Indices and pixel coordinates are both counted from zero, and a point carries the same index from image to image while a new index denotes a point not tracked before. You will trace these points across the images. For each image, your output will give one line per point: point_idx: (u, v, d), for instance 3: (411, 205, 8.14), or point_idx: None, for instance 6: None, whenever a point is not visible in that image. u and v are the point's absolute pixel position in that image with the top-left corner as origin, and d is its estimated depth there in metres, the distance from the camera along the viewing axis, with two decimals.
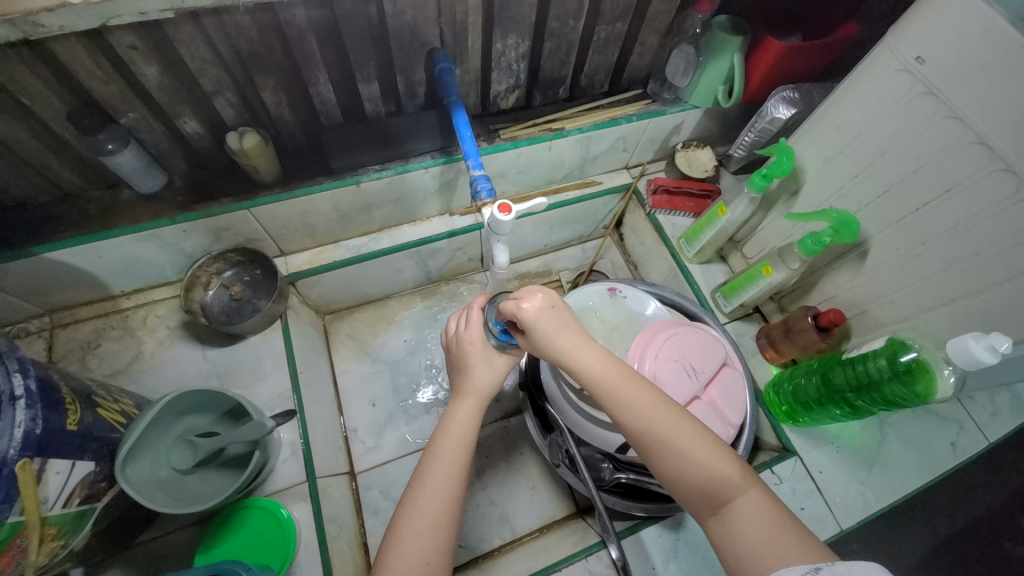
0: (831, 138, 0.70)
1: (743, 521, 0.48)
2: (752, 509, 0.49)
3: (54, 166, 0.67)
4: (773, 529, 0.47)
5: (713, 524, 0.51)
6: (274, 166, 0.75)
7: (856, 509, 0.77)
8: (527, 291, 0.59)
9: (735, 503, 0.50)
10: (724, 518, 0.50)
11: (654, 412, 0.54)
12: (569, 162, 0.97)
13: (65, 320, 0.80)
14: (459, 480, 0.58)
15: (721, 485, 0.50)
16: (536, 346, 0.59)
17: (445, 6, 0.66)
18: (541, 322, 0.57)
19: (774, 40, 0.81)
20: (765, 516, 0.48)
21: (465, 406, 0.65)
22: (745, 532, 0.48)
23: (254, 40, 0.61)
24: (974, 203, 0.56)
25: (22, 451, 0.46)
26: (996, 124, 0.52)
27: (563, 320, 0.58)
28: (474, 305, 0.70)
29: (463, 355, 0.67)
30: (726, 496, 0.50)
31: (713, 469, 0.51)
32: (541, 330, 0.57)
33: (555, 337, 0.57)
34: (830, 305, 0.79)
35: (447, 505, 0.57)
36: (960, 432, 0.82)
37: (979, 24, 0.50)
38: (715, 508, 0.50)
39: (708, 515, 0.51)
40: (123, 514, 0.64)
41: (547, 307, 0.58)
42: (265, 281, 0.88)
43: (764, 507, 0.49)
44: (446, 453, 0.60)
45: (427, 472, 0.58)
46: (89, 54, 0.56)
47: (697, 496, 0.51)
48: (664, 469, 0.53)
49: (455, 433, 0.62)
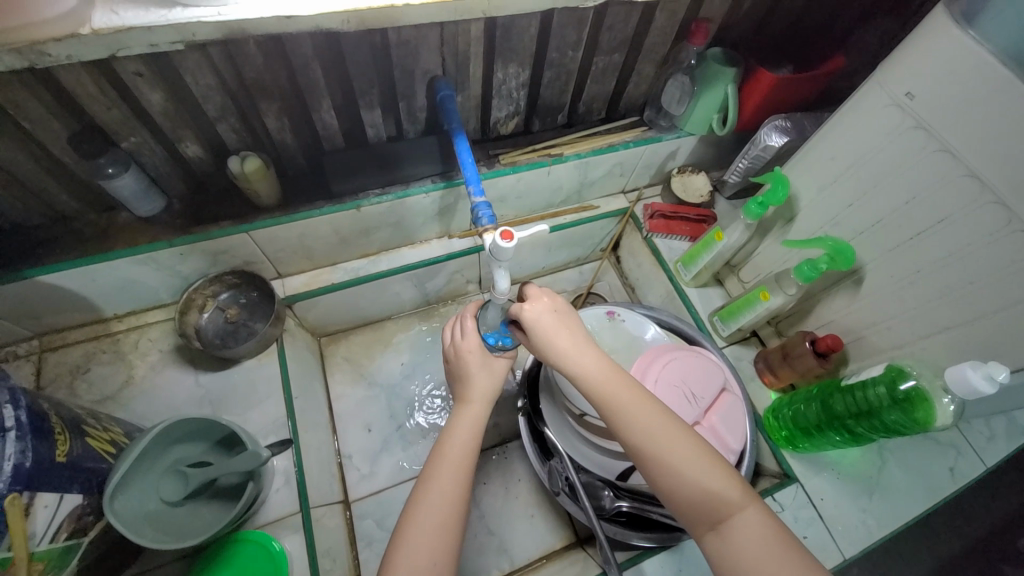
0: (825, 167, 0.72)
1: (741, 537, 0.48)
2: (750, 526, 0.49)
3: (52, 189, 0.67)
4: (772, 548, 0.47)
5: (710, 542, 0.50)
6: (274, 190, 0.75)
7: (859, 537, 0.76)
8: (532, 293, 0.62)
9: (736, 520, 0.49)
10: (722, 535, 0.49)
11: (653, 421, 0.54)
12: (568, 186, 0.98)
13: (55, 343, 0.78)
14: (464, 482, 0.58)
15: (720, 500, 0.50)
16: (537, 348, 0.60)
17: (448, 37, 0.68)
18: (542, 323, 0.59)
19: (767, 73, 0.83)
20: (763, 534, 0.48)
21: (469, 412, 0.64)
22: (743, 549, 0.48)
23: (260, 68, 0.61)
24: (967, 234, 0.58)
25: (11, 485, 0.44)
26: (986, 159, 0.54)
27: (565, 322, 0.60)
28: (467, 313, 0.70)
29: (462, 364, 0.67)
30: (725, 512, 0.50)
31: (713, 484, 0.51)
32: (542, 331, 0.59)
33: (555, 339, 0.59)
34: (827, 330, 0.80)
35: (453, 508, 0.56)
36: (957, 458, 0.82)
37: (967, 63, 0.52)
38: (713, 525, 0.50)
39: (706, 532, 0.50)
40: (109, 549, 0.61)
41: (549, 309, 0.61)
42: (262, 304, 0.87)
43: (763, 525, 0.49)
44: (454, 455, 0.60)
45: (433, 473, 0.58)
46: (94, 79, 0.56)
47: (694, 511, 0.51)
48: (661, 482, 0.52)
49: (462, 436, 0.62)
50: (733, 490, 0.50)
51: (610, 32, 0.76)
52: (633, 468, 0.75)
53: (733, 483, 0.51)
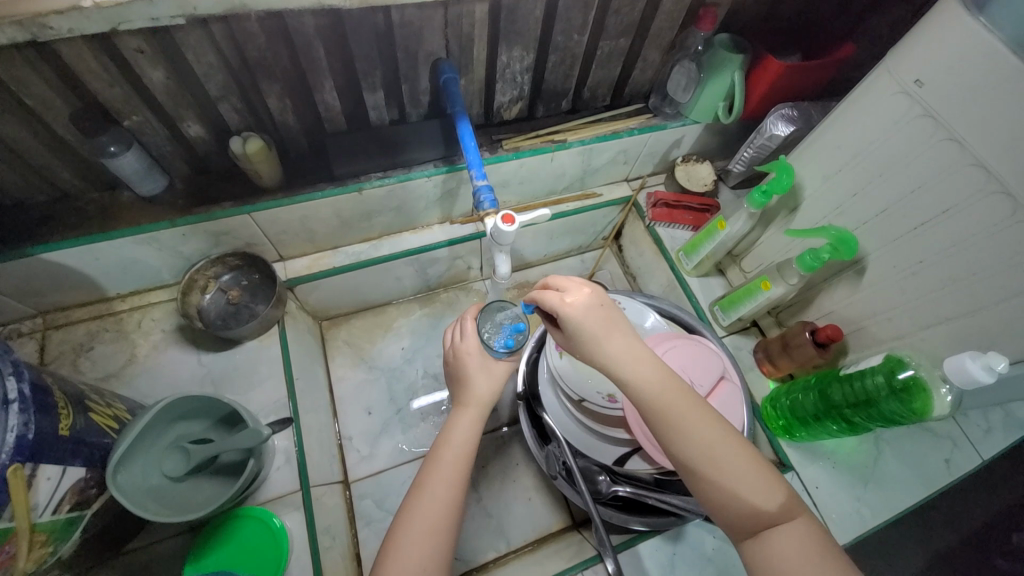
0: (831, 156, 0.71)
1: (783, 544, 0.49)
2: (792, 533, 0.49)
3: (54, 166, 0.67)
4: (815, 557, 0.47)
5: (749, 546, 0.51)
6: (276, 172, 0.75)
7: (853, 525, 0.77)
8: (574, 286, 0.59)
9: (778, 528, 0.49)
10: (762, 540, 0.50)
11: (701, 426, 0.53)
12: (571, 173, 0.98)
13: (59, 321, 0.79)
14: (458, 486, 0.59)
15: (764, 508, 0.50)
16: (578, 344, 0.58)
17: (451, 18, 0.67)
18: (587, 319, 0.56)
19: (774, 60, 0.82)
20: (805, 541, 0.49)
21: (466, 416, 0.64)
22: (786, 557, 0.48)
23: (262, 47, 0.61)
24: (970, 224, 0.57)
25: (14, 456, 0.45)
26: (994, 147, 0.53)
27: (610, 318, 0.57)
28: (467, 316, 0.70)
29: (462, 366, 0.67)
30: (768, 518, 0.50)
31: (757, 491, 0.50)
32: (587, 328, 0.56)
33: (600, 336, 0.56)
34: (827, 320, 0.80)
35: (447, 512, 0.57)
36: (954, 449, 0.82)
37: (978, 49, 0.51)
38: (754, 529, 0.50)
39: (744, 534, 0.51)
40: (113, 521, 0.62)
41: (594, 304, 0.58)
42: (263, 286, 0.87)
43: (805, 532, 0.49)
44: (447, 460, 0.60)
45: (429, 478, 0.59)
46: (94, 55, 0.56)
47: (737, 515, 0.51)
48: (704, 487, 0.52)
49: (458, 442, 0.62)
50: (776, 497, 0.50)
51: (617, 15, 0.75)
52: (631, 453, 0.76)
53: (777, 490, 0.51)
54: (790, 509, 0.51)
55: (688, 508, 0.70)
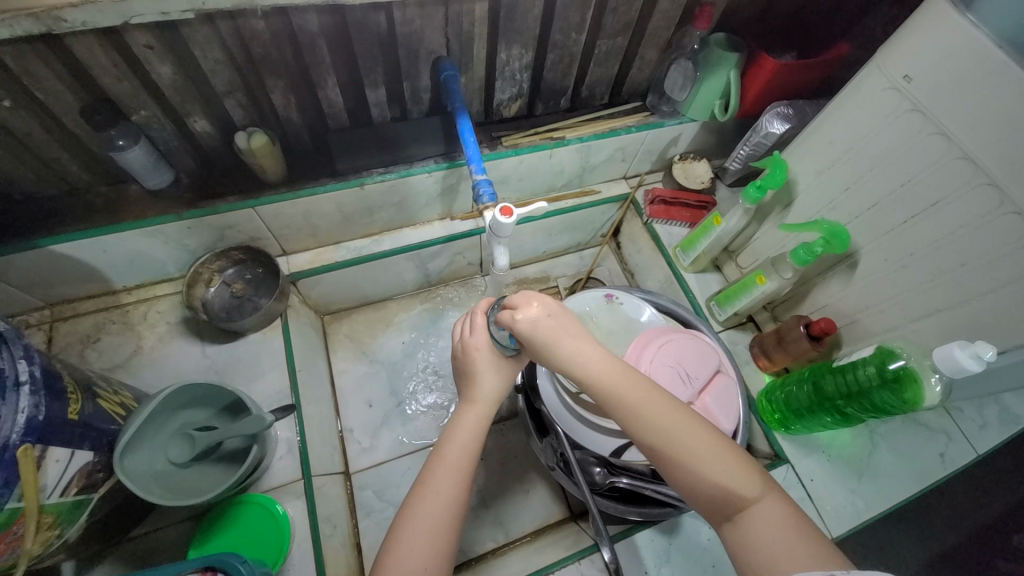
0: (824, 152, 0.72)
1: (755, 527, 0.49)
2: (767, 516, 0.49)
3: (64, 160, 0.69)
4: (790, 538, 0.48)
5: (726, 530, 0.52)
6: (280, 166, 0.76)
7: (846, 517, 0.78)
8: (523, 299, 0.58)
9: (750, 511, 0.50)
10: (739, 525, 0.50)
11: (667, 421, 0.53)
12: (569, 171, 0.99)
13: (66, 313, 0.81)
14: (460, 486, 0.59)
15: (736, 493, 0.50)
16: (536, 354, 0.58)
17: (452, 17, 0.69)
18: (541, 331, 0.57)
19: (769, 59, 0.83)
20: (781, 523, 0.49)
21: (471, 414, 0.65)
22: (762, 540, 0.49)
23: (267, 44, 0.63)
24: (958, 216, 0.59)
25: (24, 437, 0.46)
26: (980, 140, 0.54)
27: (564, 326, 0.58)
28: (478, 309, 0.69)
29: (470, 362, 0.67)
30: (741, 503, 0.50)
31: (729, 478, 0.51)
32: (542, 340, 0.56)
33: (556, 345, 0.56)
34: (821, 314, 0.81)
35: (450, 512, 0.57)
36: (948, 444, 0.83)
37: (965, 45, 0.53)
38: (728, 514, 0.51)
39: (722, 521, 0.52)
40: (119, 506, 0.64)
41: (544, 315, 0.57)
42: (267, 279, 0.89)
43: (780, 513, 0.50)
44: (452, 459, 0.60)
45: (429, 478, 0.59)
46: (104, 50, 0.57)
47: (712, 503, 0.52)
48: (677, 477, 0.53)
49: (462, 441, 0.62)
50: (747, 481, 0.51)
51: (614, 14, 0.77)
52: (627, 445, 0.75)
53: (747, 474, 0.51)
54: (762, 491, 0.51)
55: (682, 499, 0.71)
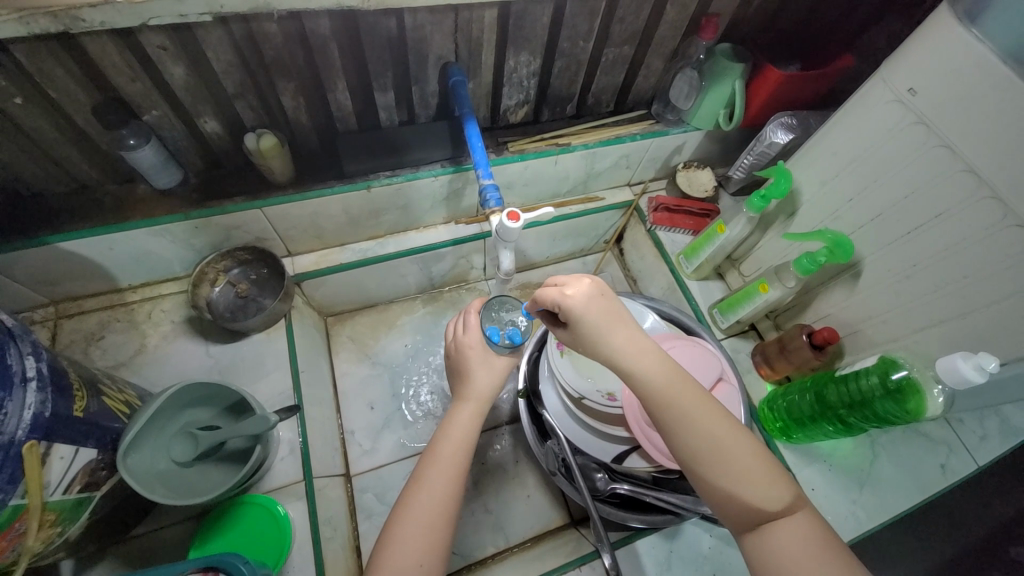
0: (828, 163, 0.73)
1: (784, 539, 0.49)
2: (796, 529, 0.49)
3: (73, 158, 0.69)
4: (818, 554, 0.47)
5: (748, 537, 0.51)
6: (288, 168, 0.77)
7: (848, 528, 0.78)
8: (577, 278, 0.60)
9: (779, 522, 0.50)
10: (761, 534, 0.50)
11: (702, 418, 0.54)
12: (574, 176, 1.00)
13: (70, 311, 0.81)
14: (456, 482, 0.59)
15: (765, 501, 0.50)
16: (581, 335, 0.59)
17: (461, 24, 0.69)
18: (590, 310, 0.58)
19: (773, 69, 0.84)
20: (808, 536, 0.49)
21: (466, 411, 0.65)
22: (786, 550, 0.48)
23: (280, 47, 0.63)
24: (961, 229, 0.59)
25: (30, 433, 0.46)
26: (984, 153, 0.55)
27: (613, 310, 0.59)
28: (471, 309, 0.71)
29: (463, 359, 0.68)
30: (769, 512, 0.50)
31: (761, 486, 0.51)
32: (589, 317, 0.57)
33: (604, 327, 0.57)
34: (824, 323, 0.81)
35: (445, 506, 0.57)
36: (950, 455, 0.83)
37: (969, 59, 0.53)
38: (755, 522, 0.50)
39: (744, 528, 0.51)
40: (120, 505, 0.63)
41: (595, 295, 0.59)
42: (272, 280, 0.89)
43: (808, 527, 0.49)
44: (447, 454, 0.60)
45: (429, 473, 0.59)
46: (119, 51, 0.58)
47: (738, 509, 0.51)
48: (705, 477, 0.52)
49: (457, 435, 0.62)
50: (779, 491, 0.51)
51: (621, 24, 0.78)
52: (630, 451, 0.77)
53: (780, 486, 0.51)
54: (791, 504, 0.51)
55: (685, 507, 0.72)
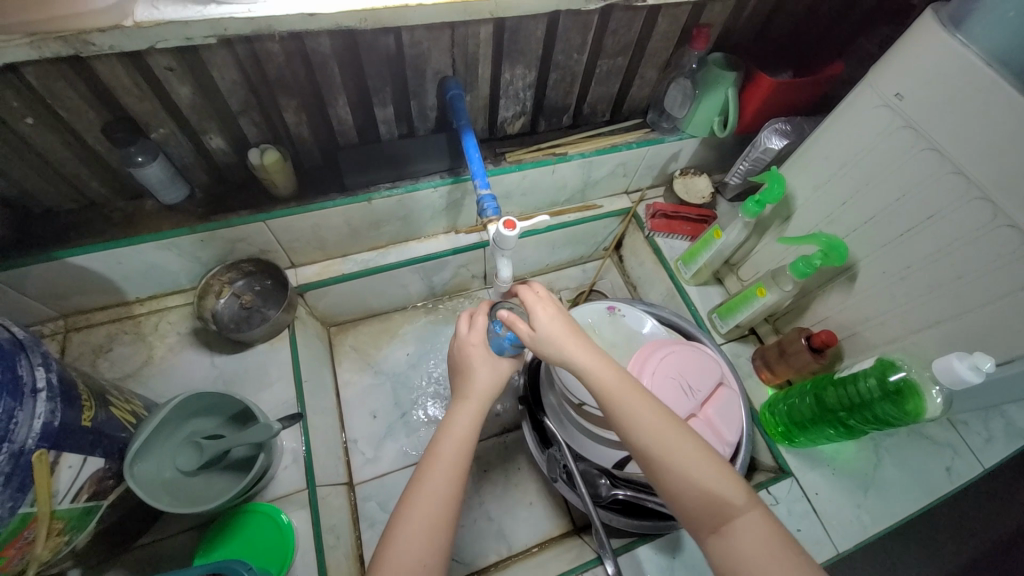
0: (820, 167, 0.74)
1: (741, 540, 0.48)
2: (753, 527, 0.49)
3: (84, 176, 0.71)
4: (775, 553, 0.47)
5: (711, 542, 0.50)
6: (291, 182, 0.79)
7: (853, 532, 0.77)
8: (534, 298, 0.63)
9: (736, 523, 0.49)
10: (721, 536, 0.49)
11: (651, 421, 0.55)
12: (572, 185, 1.02)
13: (80, 324, 0.83)
14: (457, 481, 0.59)
15: (720, 502, 0.50)
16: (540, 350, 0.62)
17: (458, 39, 0.71)
18: (545, 327, 0.61)
19: (765, 77, 0.85)
20: (766, 537, 0.48)
21: (469, 408, 0.65)
22: (742, 551, 0.48)
23: (282, 65, 0.65)
24: (952, 229, 0.60)
25: (40, 442, 0.47)
26: (971, 155, 0.56)
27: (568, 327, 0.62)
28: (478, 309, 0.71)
29: (466, 358, 0.68)
30: (726, 513, 0.50)
31: (716, 488, 0.51)
32: (544, 334, 0.61)
33: (559, 342, 0.60)
34: (822, 326, 0.82)
35: (447, 506, 0.57)
36: (954, 458, 0.82)
37: (953, 64, 0.55)
38: (713, 524, 0.50)
39: (706, 532, 0.51)
40: (126, 513, 0.64)
41: (551, 314, 0.62)
42: (275, 291, 0.91)
43: (766, 529, 0.49)
44: (449, 453, 0.60)
45: (428, 473, 0.59)
46: (127, 72, 0.60)
47: (694, 511, 0.51)
48: (660, 480, 0.53)
49: (458, 433, 0.62)
50: (733, 491, 0.51)
51: (614, 36, 0.79)
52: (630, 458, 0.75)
53: (734, 487, 0.51)
54: (747, 505, 0.50)
55: None
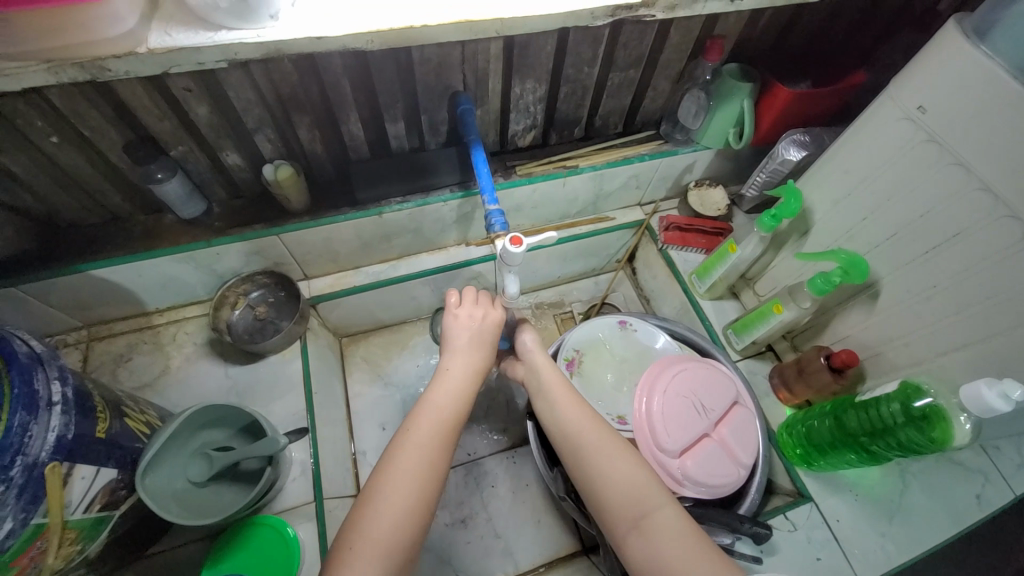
0: (839, 181, 0.71)
1: (659, 536, 0.52)
2: (670, 523, 0.53)
3: (107, 192, 0.74)
4: (687, 548, 0.51)
5: (632, 538, 0.53)
6: (304, 197, 0.80)
7: (878, 563, 0.73)
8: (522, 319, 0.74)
9: (656, 520, 0.53)
10: (641, 532, 0.53)
11: (593, 427, 0.61)
12: (583, 198, 1.01)
13: (102, 333, 0.85)
14: (437, 442, 0.58)
15: (645, 500, 0.55)
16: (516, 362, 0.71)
17: (468, 55, 0.72)
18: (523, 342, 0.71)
19: (783, 88, 0.83)
20: (681, 534, 0.52)
21: (460, 373, 0.65)
22: (658, 547, 0.52)
23: (295, 84, 0.67)
24: (979, 248, 0.57)
25: (53, 455, 0.48)
26: (997, 170, 0.53)
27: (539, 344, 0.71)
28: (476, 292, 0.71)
29: (463, 326, 0.68)
30: (649, 511, 0.54)
31: (644, 488, 0.56)
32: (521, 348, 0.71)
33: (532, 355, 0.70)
34: (842, 345, 0.79)
35: (424, 466, 0.56)
36: (984, 484, 0.76)
37: (979, 76, 0.52)
38: (636, 520, 0.54)
39: (628, 528, 0.54)
40: (137, 523, 0.66)
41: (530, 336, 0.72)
42: (288, 303, 0.92)
43: (684, 528, 0.53)
44: (435, 417, 0.60)
45: (407, 431, 0.59)
46: (147, 92, 0.62)
47: (622, 507, 0.55)
48: (594, 480, 0.58)
49: (445, 398, 0.62)
50: (657, 492, 0.55)
51: (625, 49, 0.79)
52: None
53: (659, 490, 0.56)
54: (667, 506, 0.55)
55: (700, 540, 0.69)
